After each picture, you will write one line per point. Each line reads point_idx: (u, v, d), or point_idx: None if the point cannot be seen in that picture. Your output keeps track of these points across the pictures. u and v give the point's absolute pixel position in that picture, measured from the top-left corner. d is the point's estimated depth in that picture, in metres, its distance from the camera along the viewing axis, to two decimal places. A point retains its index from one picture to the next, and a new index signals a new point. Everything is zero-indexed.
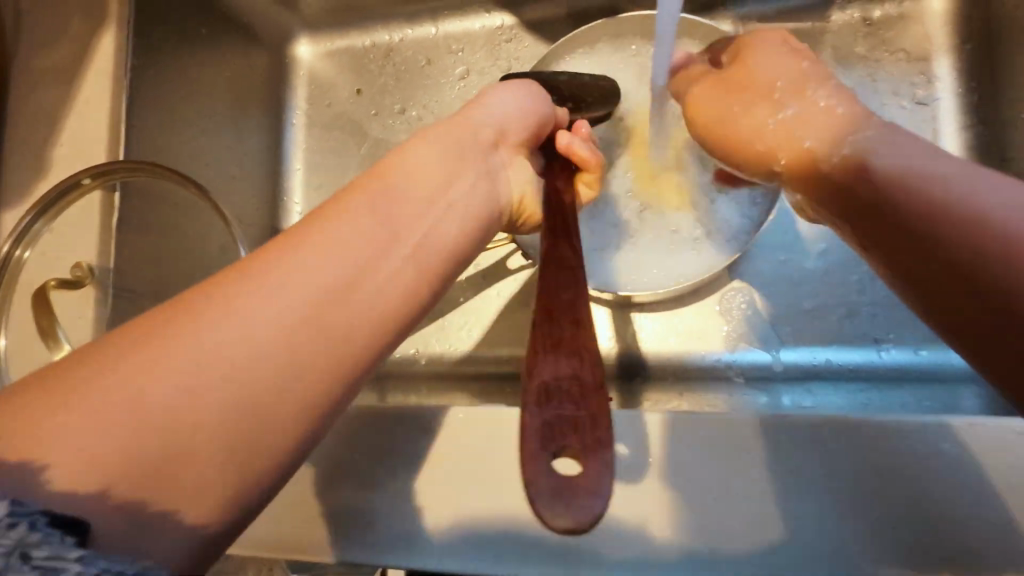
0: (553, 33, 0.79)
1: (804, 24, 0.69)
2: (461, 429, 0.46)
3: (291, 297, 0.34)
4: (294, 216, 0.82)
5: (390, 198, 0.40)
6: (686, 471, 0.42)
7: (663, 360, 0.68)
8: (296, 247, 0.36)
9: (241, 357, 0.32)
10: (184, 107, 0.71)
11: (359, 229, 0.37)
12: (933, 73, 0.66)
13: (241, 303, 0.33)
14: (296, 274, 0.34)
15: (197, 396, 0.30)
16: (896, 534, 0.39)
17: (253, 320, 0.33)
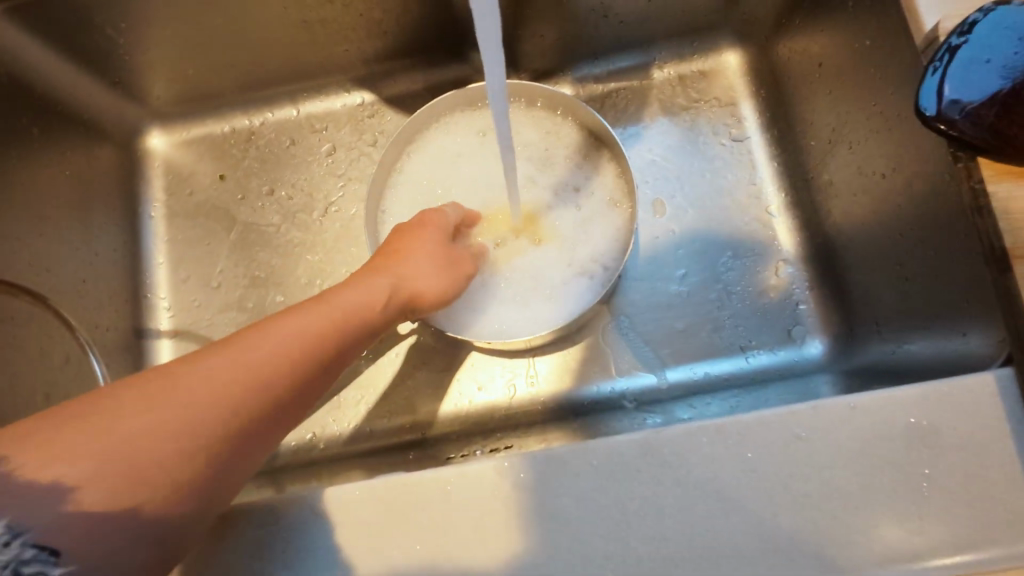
0: (416, 107, 0.83)
1: (633, 82, 0.80)
2: (357, 501, 0.44)
3: (142, 426, 0.38)
4: (162, 311, 0.78)
5: (263, 343, 0.44)
6: (573, 504, 0.43)
7: (562, 400, 0.71)
8: (172, 380, 0.40)
9: (93, 482, 0.35)
10: (15, 210, 0.64)
11: (292, 326, 0.45)
12: (742, 114, 0.77)
13: (181, 385, 0.40)
14: (155, 409, 0.38)
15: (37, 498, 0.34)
16: (769, 526, 0.41)
17: (131, 436, 0.37)
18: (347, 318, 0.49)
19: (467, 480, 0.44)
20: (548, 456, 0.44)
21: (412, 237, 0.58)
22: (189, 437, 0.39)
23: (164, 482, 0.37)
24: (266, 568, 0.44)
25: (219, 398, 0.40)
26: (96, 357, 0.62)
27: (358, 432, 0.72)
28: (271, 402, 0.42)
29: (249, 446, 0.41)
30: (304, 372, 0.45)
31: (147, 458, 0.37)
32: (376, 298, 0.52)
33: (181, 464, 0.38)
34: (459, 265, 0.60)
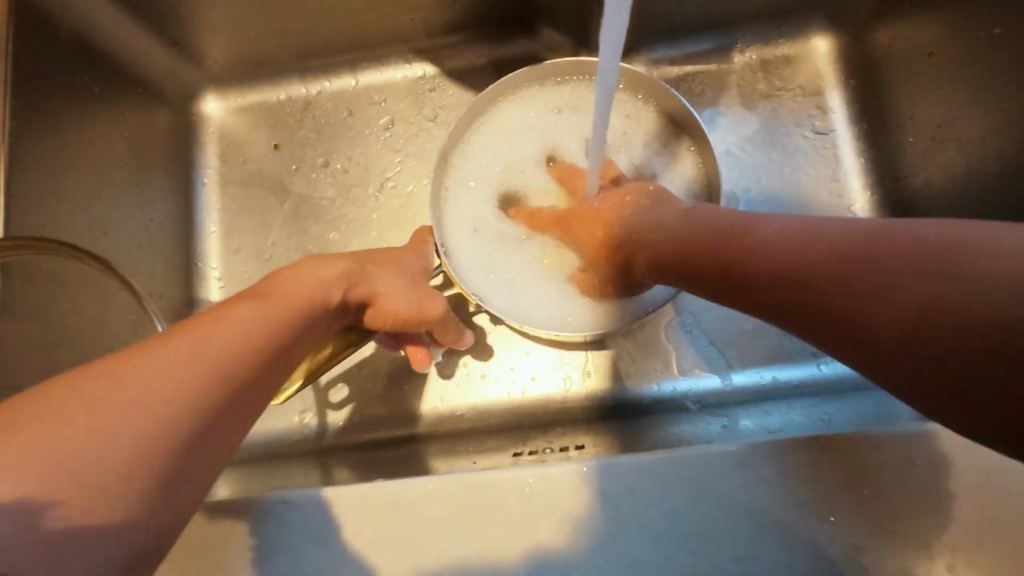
0: (479, 82, 0.80)
1: (712, 66, 0.75)
2: (426, 495, 0.43)
3: (157, 384, 0.33)
4: (213, 281, 0.76)
5: (263, 313, 0.42)
6: (639, 513, 0.43)
7: (621, 396, 0.68)
8: (182, 341, 0.36)
9: (107, 450, 0.31)
10: (75, 171, 0.62)
11: (289, 301, 0.44)
12: (828, 105, 0.72)
13: (194, 343, 0.36)
14: (167, 366, 0.34)
15: (59, 474, 0.29)
16: (838, 548, 0.41)
17: (143, 390, 0.33)
18: (305, 305, 0.45)
19: (549, 482, 0.43)
20: (636, 464, 0.43)
21: (369, 257, 0.55)
22: (163, 406, 0.33)
23: (140, 465, 0.32)
24: (335, 558, 0.42)
25: (223, 358, 0.37)
26: (160, 321, 0.54)
27: (401, 413, 0.69)
28: (247, 373, 0.38)
29: (219, 428, 0.36)
30: (274, 348, 0.41)
31: (117, 437, 0.31)
32: (333, 288, 0.49)
33: (153, 442, 0.32)
34: (422, 287, 0.56)
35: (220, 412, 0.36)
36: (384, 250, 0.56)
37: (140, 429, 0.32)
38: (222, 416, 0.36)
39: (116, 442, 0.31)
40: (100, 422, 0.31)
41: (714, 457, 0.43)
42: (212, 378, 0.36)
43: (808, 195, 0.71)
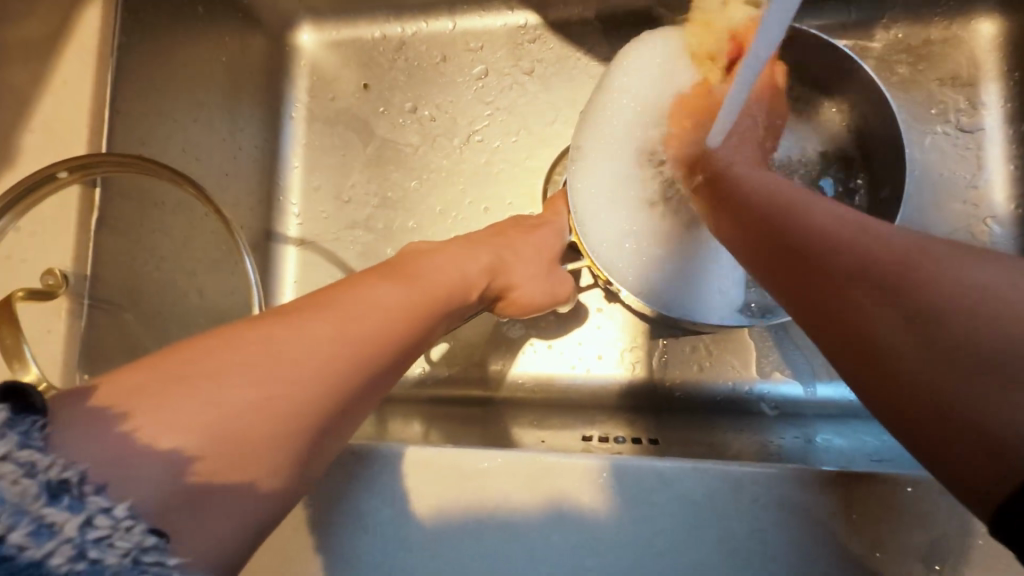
0: (582, 38, 0.75)
1: (848, 42, 0.66)
2: (493, 470, 0.41)
3: (307, 352, 0.35)
4: (291, 217, 0.76)
5: (409, 291, 0.42)
6: (723, 527, 0.38)
7: (694, 390, 0.64)
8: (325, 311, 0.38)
9: (251, 410, 0.33)
10: (176, 92, 0.62)
11: (436, 276, 0.45)
12: (980, 99, 0.64)
13: (347, 312, 0.38)
14: (317, 336, 0.36)
15: (215, 428, 0.32)
16: None
17: (290, 359, 0.34)
18: (446, 292, 0.45)
19: (623, 478, 0.40)
20: (725, 474, 0.39)
21: (503, 239, 0.53)
22: (311, 385, 0.35)
23: (285, 435, 0.34)
24: (395, 518, 0.41)
25: (378, 334, 0.38)
26: (250, 255, 0.51)
27: (470, 376, 0.69)
28: (395, 349, 0.39)
29: (354, 409, 0.37)
30: (416, 337, 0.41)
31: (269, 405, 0.33)
32: (472, 276, 0.48)
33: (299, 417, 0.34)
34: (556, 278, 0.55)
35: (357, 396, 0.37)
36: (514, 230, 0.55)
37: (290, 402, 0.34)
38: (358, 400, 0.37)
39: (270, 413, 0.33)
40: (253, 385, 0.33)
41: (814, 480, 0.38)
42: (356, 364, 0.37)
43: (939, 200, 0.63)
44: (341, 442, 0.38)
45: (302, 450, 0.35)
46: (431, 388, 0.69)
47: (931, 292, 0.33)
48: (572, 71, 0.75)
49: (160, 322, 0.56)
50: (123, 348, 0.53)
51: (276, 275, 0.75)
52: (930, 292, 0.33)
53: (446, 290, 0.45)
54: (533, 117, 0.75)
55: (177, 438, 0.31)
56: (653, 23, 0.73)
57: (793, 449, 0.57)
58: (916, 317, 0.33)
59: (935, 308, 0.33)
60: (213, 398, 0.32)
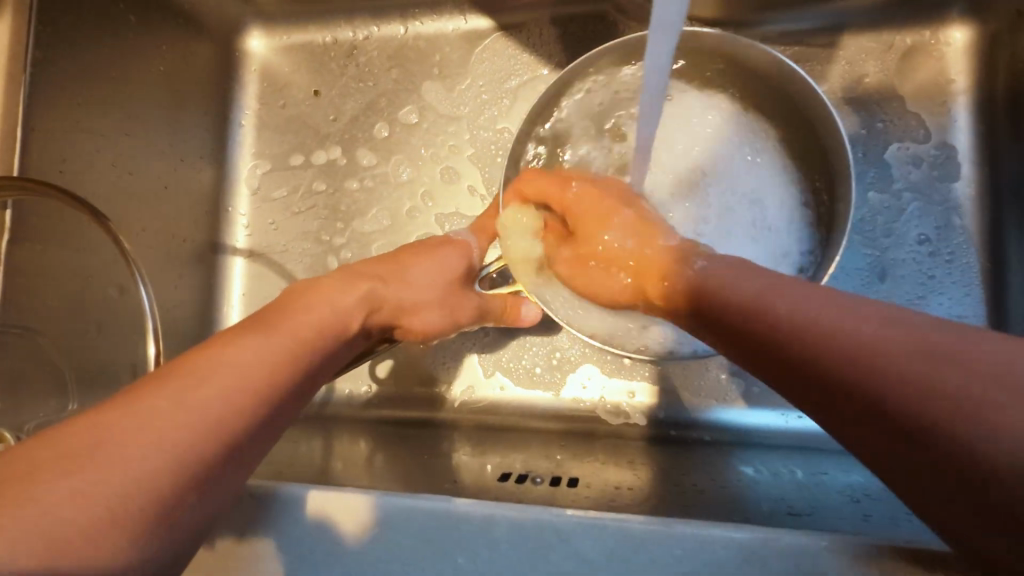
0: (539, 42, 0.71)
1: (812, 48, 0.62)
2: (394, 517, 0.40)
3: (158, 430, 0.33)
4: (239, 228, 0.74)
5: (265, 341, 0.40)
6: None
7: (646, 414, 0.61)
8: (167, 386, 0.35)
9: (101, 499, 0.30)
10: (103, 105, 0.61)
11: (302, 317, 0.43)
12: (951, 110, 0.60)
13: (198, 378, 0.35)
14: (164, 412, 0.33)
15: (56, 526, 0.28)
16: None
17: (138, 437, 0.32)
18: (315, 336, 0.43)
19: (521, 531, 0.38)
20: (621, 532, 0.37)
21: (394, 264, 0.51)
22: (155, 464, 0.32)
23: (120, 525, 0.30)
24: (289, 563, 0.40)
25: (239, 392, 0.36)
26: (144, 283, 0.47)
27: (417, 396, 0.67)
28: (264, 400, 0.37)
29: (217, 479, 0.35)
30: (284, 390, 0.39)
31: (96, 495, 0.30)
32: (351, 315, 0.46)
33: (143, 499, 0.31)
34: (453, 301, 0.52)
35: (216, 465, 0.35)
36: (407, 254, 0.52)
37: (124, 489, 0.30)
38: (217, 472, 0.35)
39: (96, 503, 0.30)
40: (97, 477, 0.30)
41: (720, 544, 0.35)
42: (203, 434, 0.34)
43: (904, 216, 0.59)
44: (221, 508, 0.36)
45: (148, 537, 0.31)
46: (375, 406, 0.68)
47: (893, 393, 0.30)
48: (527, 77, 0.71)
49: (85, 343, 0.54)
50: (40, 370, 0.52)
51: (224, 288, 0.74)
52: (908, 344, 0.30)
53: (319, 330, 0.43)
54: (486, 125, 0.72)
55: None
56: (610, 27, 0.70)
57: (742, 482, 0.53)
58: (847, 351, 0.31)
59: (899, 384, 0.30)
60: (44, 498, 0.29)
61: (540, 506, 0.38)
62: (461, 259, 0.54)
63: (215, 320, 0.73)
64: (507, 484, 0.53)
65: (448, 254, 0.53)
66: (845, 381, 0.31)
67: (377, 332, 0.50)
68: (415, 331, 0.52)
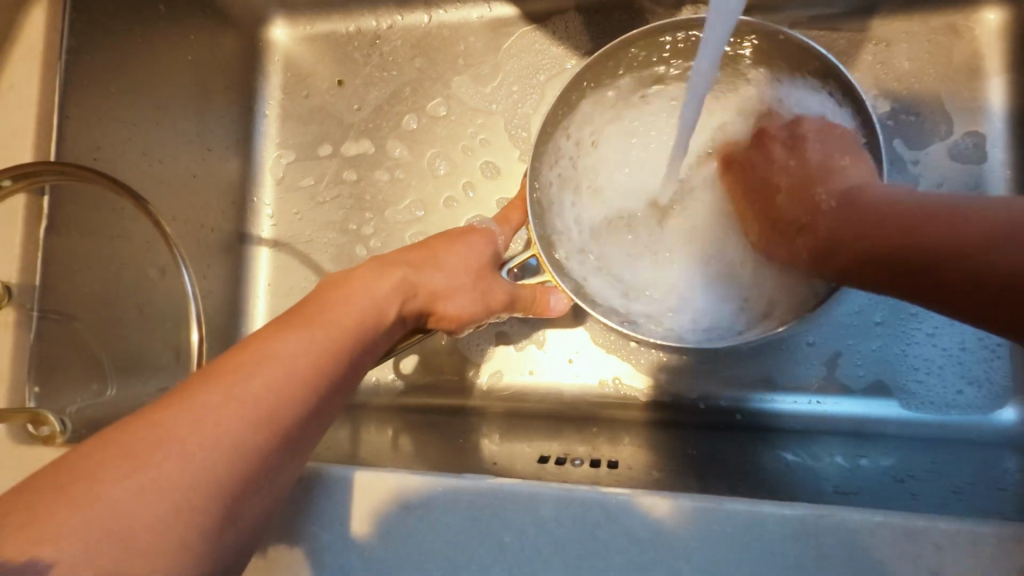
0: (563, 29, 0.71)
1: (843, 32, 0.62)
2: (439, 498, 0.39)
3: (209, 424, 0.33)
4: (265, 218, 0.74)
5: (310, 332, 0.40)
6: (678, 561, 0.36)
7: (671, 401, 0.61)
8: (217, 379, 0.35)
9: (159, 495, 0.30)
10: (135, 94, 0.61)
11: (342, 307, 0.43)
12: (985, 92, 0.59)
13: (246, 371, 0.36)
14: (215, 406, 0.33)
15: (117, 525, 0.29)
16: None
17: (193, 432, 0.32)
18: (356, 324, 0.42)
19: (569, 508, 0.38)
20: (673, 509, 0.36)
21: (425, 253, 0.51)
22: (210, 458, 0.32)
23: (185, 519, 0.31)
24: (337, 545, 0.40)
25: (286, 384, 0.36)
26: (182, 268, 0.47)
27: (445, 383, 0.67)
28: (311, 391, 0.37)
29: (270, 470, 0.35)
30: (331, 378, 0.39)
31: (161, 491, 0.30)
32: (387, 301, 0.45)
33: (199, 493, 0.31)
34: (485, 288, 0.52)
35: (270, 455, 0.35)
36: (437, 243, 0.52)
37: (186, 483, 0.31)
38: (273, 461, 0.35)
39: (160, 499, 0.30)
40: (154, 473, 0.31)
41: (772, 521, 0.35)
42: (258, 425, 0.34)
43: None
44: (275, 497, 0.36)
45: (213, 528, 0.32)
46: (403, 395, 0.68)
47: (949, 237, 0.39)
48: (552, 64, 0.71)
49: (120, 331, 0.55)
50: (76, 357, 0.52)
51: (250, 278, 0.74)
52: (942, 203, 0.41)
53: (359, 320, 0.43)
54: (511, 113, 0.72)
55: (57, 533, 0.28)
56: (634, 14, 0.69)
57: (775, 468, 0.53)
58: (849, 235, 0.44)
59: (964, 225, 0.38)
60: (104, 495, 0.30)
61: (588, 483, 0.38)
62: (488, 245, 0.54)
63: (243, 310, 0.74)
64: (545, 466, 0.53)
65: (474, 242, 0.54)
66: (936, 248, 0.39)
67: (412, 319, 0.49)
68: (448, 320, 0.51)
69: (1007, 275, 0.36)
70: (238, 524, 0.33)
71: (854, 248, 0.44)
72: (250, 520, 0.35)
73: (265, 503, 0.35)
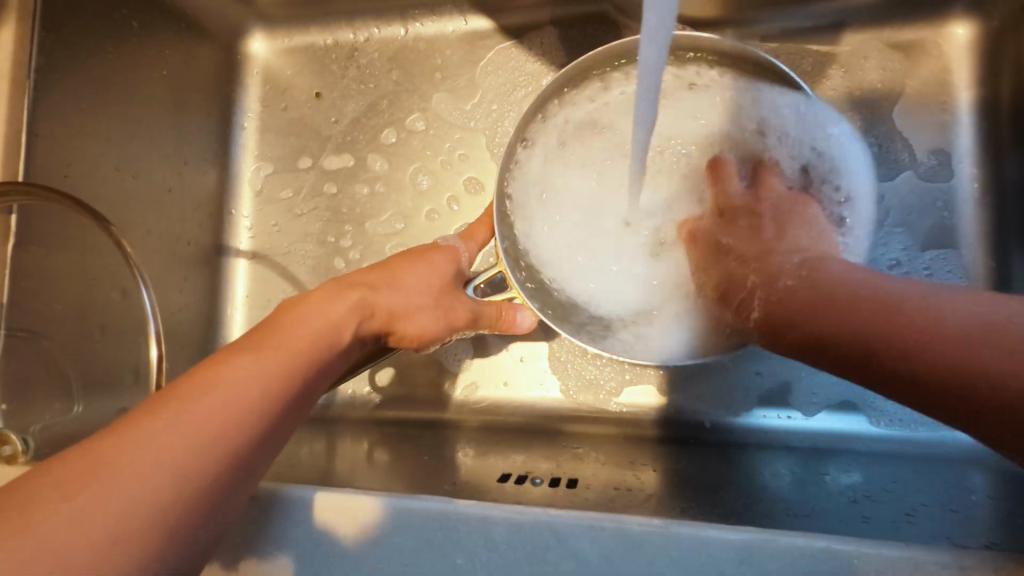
0: (538, 42, 0.71)
1: (814, 46, 0.62)
2: (395, 519, 0.40)
3: (153, 454, 0.33)
4: (242, 231, 0.75)
5: (260, 356, 0.40)
6: None
7: (642, 416, 0.62)
8: (163, 407, 0.35)
9: (100, 526, 0.31)
10: (108, 111, 0.62)
11: (297, 330, 0.43)
12: (955, 106, 0.60)
13: (193, 399, 0.36)
14: (159, 436, 0.34)
15: (56, 555, 0.30)
16: None
17: (135, 462, 0.33)
18: (311, 346, 0.43)
19: (520, 531, 0.38)
20: (622, 534, 0.37)
21: (384, 271, 0.51)
22: (153, 487, 0.32)
23: (121, 548, 0.31)
24: (292, 566, 0.40)
25: (235, 411, 0.37)
26: (146, 287, 0.48)
27: (419, 396, 0.67)
28: (261, 417, 0.38)
29: (217, 496, 0.35)
30: (282, 403, 0.39)
31: (100, 519, 0.31)
32: (344, 322, 0.46)
33: (141, 521, 0.32)
34: (446, 306, 0.52)
35: (217, 480, 0.35)
36: (398, 261, 0.53)
37: (127, 510, 0.31)
38: (220, 487, 0.35)
39: (99, 527, 0.31)
40: (95, 504, 0.31)
41: (720, 547, 0.35)
42: (204, 450, 0.35)
43: (903, 214, 0.59)
44: (225, 522, 0.37)
45: (154, 555, 0.32)
46: (377, 407, 0.68)
47: (953, 339, 0.34)
48: (527, 76, 0.72)
49: (89, 348, 0.55)
50: (44, 376, 0.52)
51: (228, 290, 0.74)
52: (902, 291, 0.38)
53: (315, 342, 0.43)
54: (488, 126, 0.72)
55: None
56: (608, 26, 0.70)
57: (739, 483, 0.53)
58: (816, 330, 0.40)
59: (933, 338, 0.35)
60: (43, 528, 0.30)
61: (540, 506, 0.38)
62: (452, 263, 0.55)
63: (220, 322, 0.74)
64: (507, 484, 0.53)
65: (437, 260, 0.54)
66: (890, 345, 0.36)
67: (374, 337, 0.50)
68: (410, 338, 0.52)
69: (955, 369, 0.34)
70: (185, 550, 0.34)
71: (792, 322, 0.42)
72: (198, 547, 0.35)
73: (212, 529, 0.36)
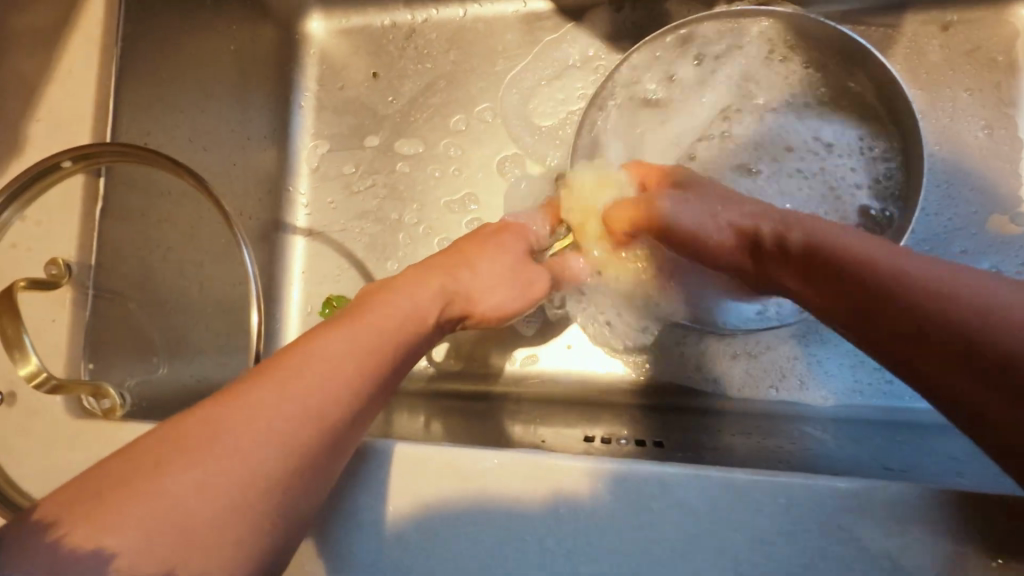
0: (597, 22, 0.72)
1: (874, 28, 0.64)
2: (504, 469, 0.41)
3: (258, 431, 0.33)
4: (300, 207, 0.76)
5: (355, 334, 0.40)
6: (732, 523, 0.38)
7: (682, 384, 0.64)
8: (265, 381, 0.35)
9: (215, 495, 0.31)
10: (183, 82, 0.63)
11: (384, 308, 0.43)
12: (1013, 85, 0.61)
13: (294, 374, 0.36)
14: (262, 412, 0.34)
15: (176, 523, 0.30)
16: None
17: (242, 436, 0.33)
18: (399, 331, 0.43)
19: (628, 481, 0.39)
20: (730, 481, 0.38)
21: (460, 255, 0.52)
22: (261, 457, 0.33)
23: (237, 520, 0.32)
24: (393, 515, 0.41)
25: (332, 387, 0.37)
26: (245, 245, 0.48)
27: (478, 370, 0.68)
28: (359, 394, 0.38)
29: (319, 467, 0.36)
30: (377, 378, 0.39)
31: (217, 487, 0.32)
32: (429, 303, 0.46)
33: (255, 491, 0.32)
34: (523, 281, 0.54)
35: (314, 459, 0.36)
36: (472, 244, 0.54)
37: (236, 482, 0.32)
38: (321, 463, 0.36)
39: (215, 494, 0.31)
40: (208, 478, 0.32)
41: (826, 491, 0.38)
42: (307, 426, 0.35)
43: (967, 191, 0.60)
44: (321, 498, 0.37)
45: (261, 525, 0.33)
46: (435, 380, 0.69)
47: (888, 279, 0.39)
48: (587, 56, 0.73)
49: (169, 312, 0.56)
50: (128, 337, 0.53)
51: (285, 265, 0.75)
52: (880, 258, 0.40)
53: (407, 323, 0.44)
54: (550, 106, 0.73)
55: (124, 534, 0.30)
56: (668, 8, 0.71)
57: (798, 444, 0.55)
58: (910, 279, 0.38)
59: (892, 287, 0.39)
60: (163, 498, 0.31)
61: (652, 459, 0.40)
62: (524, 244, 0.56)
63: (277, 296, 0.75)
64: (596, 445, 0.53)
65: (510, 244, 0.55)
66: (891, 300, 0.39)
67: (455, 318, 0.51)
68: (489, 311, 0.53)
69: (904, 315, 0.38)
70: (291, 522, 0.34)
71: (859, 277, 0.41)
72: (303, 522, 0.35)
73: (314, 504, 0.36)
